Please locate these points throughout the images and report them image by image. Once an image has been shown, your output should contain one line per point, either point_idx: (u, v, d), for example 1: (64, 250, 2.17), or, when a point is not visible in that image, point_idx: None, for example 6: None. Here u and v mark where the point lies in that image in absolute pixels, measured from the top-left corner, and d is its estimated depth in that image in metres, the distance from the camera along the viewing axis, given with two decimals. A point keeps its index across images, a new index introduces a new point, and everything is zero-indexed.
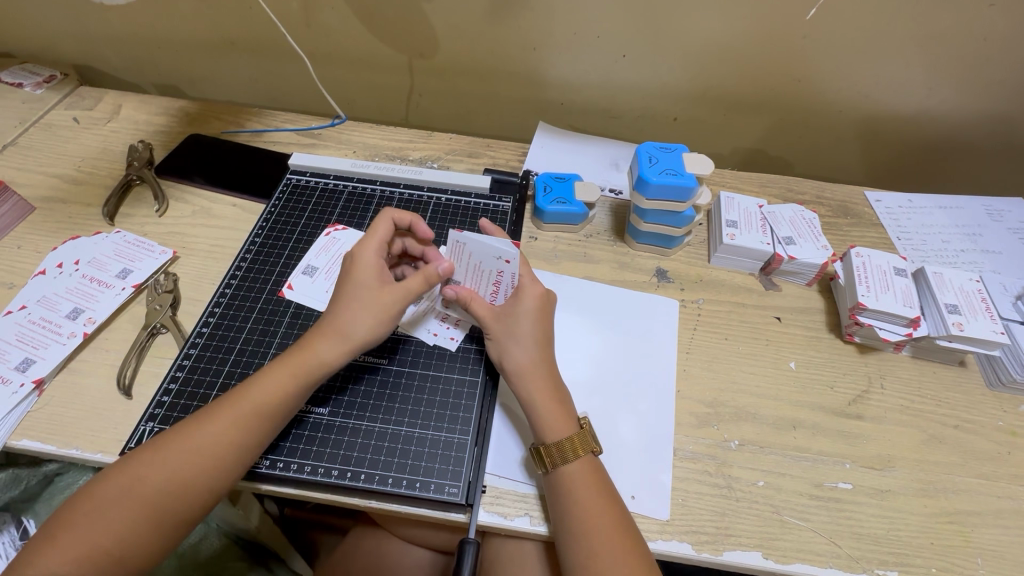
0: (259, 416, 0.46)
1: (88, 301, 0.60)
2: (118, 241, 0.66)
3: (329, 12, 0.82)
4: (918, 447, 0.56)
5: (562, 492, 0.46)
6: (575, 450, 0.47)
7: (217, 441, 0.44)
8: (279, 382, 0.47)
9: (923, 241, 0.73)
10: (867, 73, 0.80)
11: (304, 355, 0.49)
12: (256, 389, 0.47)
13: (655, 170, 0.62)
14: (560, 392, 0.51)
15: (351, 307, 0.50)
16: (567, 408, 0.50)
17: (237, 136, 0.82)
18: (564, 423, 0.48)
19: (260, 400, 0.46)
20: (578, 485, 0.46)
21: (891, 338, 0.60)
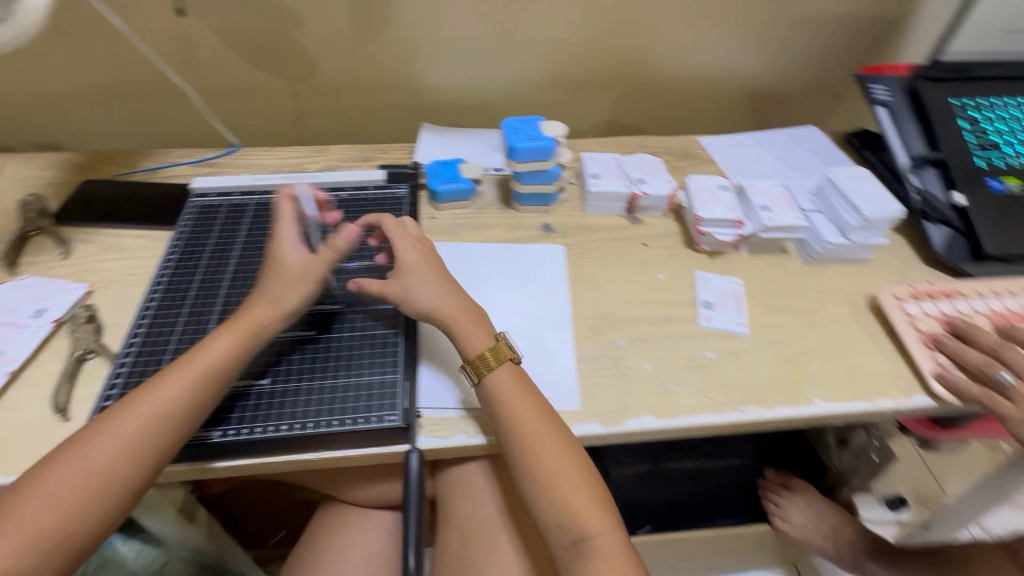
0: (208, 379, 0.51)
1: (5, 343, 0.61)
2: (26, 286, 0.67)
3: (206, 49, 0.88)
4: (760, 315, 0.71)
5: (491, 395, 0.55)
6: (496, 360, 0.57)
7: (111, 450, 0.46)
8: (168, 386, 0.50)
9: (746, 167, 0.91)
10: (679, 45, 0.98)
11: (244, 325, 0.54)
12: (148, 400, 0.49)
13: (520, 138, 0.74)
14: (477, 317, 0.60)
15: (277, 280, 0.56)
16: (483, 324, 0.59)
17: (132, 177, 0.85)
18: (484, 338, 0.58)
19: (209, 365, 0.52)
20: (501, 386, 0.55)
21: (726, 238, 0.75)
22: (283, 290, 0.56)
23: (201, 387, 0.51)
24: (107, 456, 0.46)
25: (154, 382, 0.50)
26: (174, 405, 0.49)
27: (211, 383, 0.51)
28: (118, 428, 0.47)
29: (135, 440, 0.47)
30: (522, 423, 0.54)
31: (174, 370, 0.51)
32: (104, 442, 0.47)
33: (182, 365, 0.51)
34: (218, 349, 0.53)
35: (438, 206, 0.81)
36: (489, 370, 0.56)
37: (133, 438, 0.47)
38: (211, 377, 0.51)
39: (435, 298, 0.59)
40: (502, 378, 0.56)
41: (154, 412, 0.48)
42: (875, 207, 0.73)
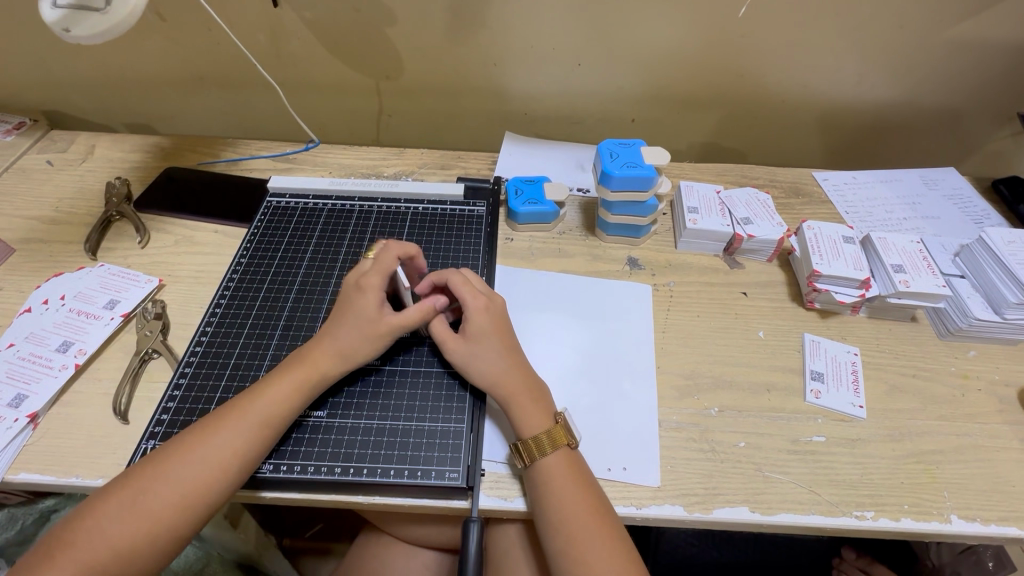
0: (266, 431, 0.48)
1: (77, 334, 0.61)
2: (103, 274, 0.67)
3: (295, 42, 0.86)
4: (881, 397, 0.60)
5: (540, 483, 0.49)
6: (553, 443, 0.50)
7: (165, 504, 0.44)
8: (222, 435, 0.47)
9: (869, 213, 0.79)
10: (801, 65, 0.87)
11: (309, 370, 0.51)
12: (202, 450, 0.46)
13: (617, 163, 0.66)
14: (536, 392, 0.53)
15: (351, 329, 0.53)
16: (543, 405, 0.52)
17: (213, 167, 0.84)
18: (541, 419, 0.51)
19: (268, 415, 0.48)
20: (554, 476, 0.49)
21: (846, 300, 0.65)
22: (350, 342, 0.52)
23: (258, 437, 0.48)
24: (162, 502, 0.44)
25: (207, 429, 0.47)
26: (228, 458, 0.46)
27: (268, 434, 0.48)
28: (174, 473, 0.45)
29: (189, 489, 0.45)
30: (571, 520, 0.47)
31: (228, 416, 0.48)
32: (160, 485, 0.44)
33: (238, 414, 0.48)
34: (278, 396, 0.49)
35: (515, 227, 0.75)
36: (541, 455, 0.49)
37: (187, 485, 0.45)
38: (270, 428, 0.48)
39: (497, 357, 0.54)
40: (553, 466, 0.49)
41: (209, 464, 0.46)
42: None
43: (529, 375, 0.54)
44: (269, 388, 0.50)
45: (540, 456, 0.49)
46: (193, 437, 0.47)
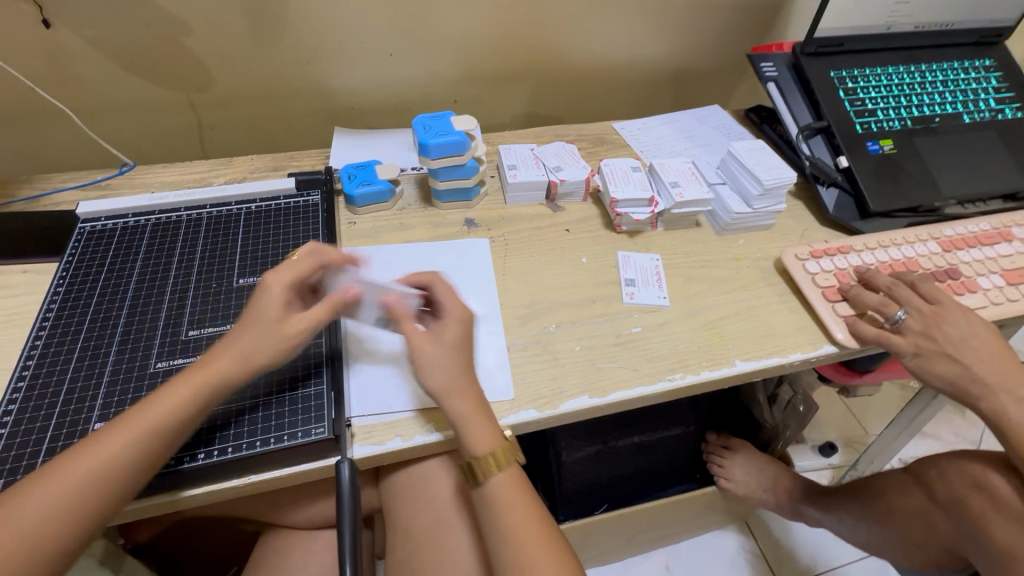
0: (156, 438, 0.47)
1: None
2: None
3: (81, 63, 0.81)
4: (679, 287, 0.74)
5: (490, 496, 0.55)
6: (499, 462, 0.54)
7: (42, 513, 0.42)
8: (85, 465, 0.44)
9: (658, 148, 0.95)
10: (583, 34, 1.01)
11: (207, 372, 0.50)
12: (85, 456, 0.45)
13: (431, 134, 0.73)
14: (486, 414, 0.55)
15: (259, 331, 0.52)
16: (493, 426, 0.55)
17: (9, 207, 0.77)
18: (489, 438, 0.54)
19: (162, 418, 0.47)
20: (501, 492, 0.54)
21: (642, 217, 0.78)
22: (263, 345, 0.51)
23: (149, 442, 0.46)
24: (36, 513, 0.42)
25: (92, 435, 0.46)
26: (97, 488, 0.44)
27: (161, 437, 0.47)
28: (54, 479, 0.44)
29: (68, 496, 0.43)
30: (514, 524, 0.53)
31: (118, 420, 0.47)
32: (37, 496, 0.43)
33: (97, 445, 0.45)
34: (176, 398, 0.48)
35: (356, 210, 0.79)
36: (490, 474, 0.54)
37: (67, 493, 0.43)
38: (166, 430, 0.47)
39: (445, 367, 0.55)
40: (501, 484, 0.55)
41: (91, 470, 0.44)
42: (773, 175, 0.77)
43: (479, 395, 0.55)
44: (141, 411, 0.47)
45: (490, 475, 0.54)
46: (81, 444, 0.46)
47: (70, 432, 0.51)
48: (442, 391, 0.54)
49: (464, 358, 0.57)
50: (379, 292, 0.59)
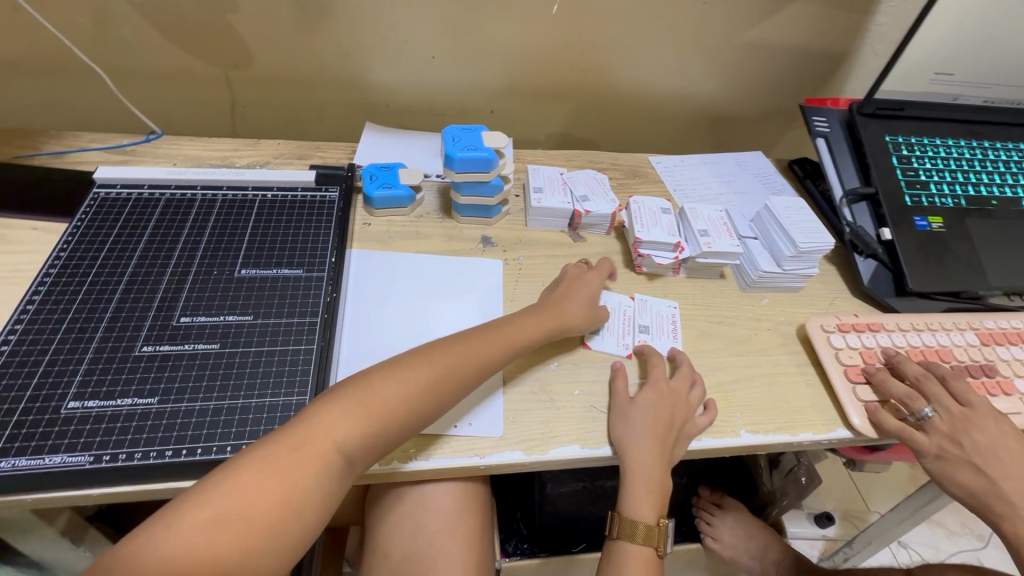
0: (404, 414, 0.51)
1: None
2: None
3: (125, 27, 0.81)
4: (693, 342, 0.70)
5: (618, 553, 0.61)
6: (653, 538, 0.61)
7: (320, 454, 0.46)
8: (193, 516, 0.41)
9: (691, 189, 0.91)
10: (631, 62, 0.98)
11: (442, 363, 0.54)
12: (353, 409, 0.49)
13: (459, 147, 0.71)
14: (655, 487, 0.60)
15: (483, 344, 0.58)
16: (658, 501, 0.61)
17: (33, 160, 0.77)
18: (648, 512, 0.61)
19: (410, 392, 0.51)
20: (629, 558, 0.60)
21: (664, 261, 0.74)
22: (480, 349, 0.58)
23: (408, 412, 0.51)
24: (320, 453, 0.46)
25: (363, 391, 0.50)
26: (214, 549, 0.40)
27: (407, 412, 0.51)
28: (333, 423, 0.47)
29: (335, 444, 0.47)
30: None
31: (367, 385, 0.51)
32: (323, 433, 0.47)
33: (289, 456, 0.45)
34: (416, 380, 0.52)
35: (372, 212, 0.77)
36: (630, 539, 0.61)
37: (336, 440, 0.47)
38: (411, 408, 0.51)
39: (642, 429, 0.59)
40: (634, 553, 0.61)
41: (360, 424, 0.48)
42: (810, 238, 0.73)
43: (661, 459, 0.59)
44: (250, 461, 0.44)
45: (629, 539, 0.61)
46: (357, 390, 0.50)
47: (42, 408, 0.49)
48: (632, 448, 0.58)
49: (660, 429, 0.59)
50: (623, 336, 0.69)
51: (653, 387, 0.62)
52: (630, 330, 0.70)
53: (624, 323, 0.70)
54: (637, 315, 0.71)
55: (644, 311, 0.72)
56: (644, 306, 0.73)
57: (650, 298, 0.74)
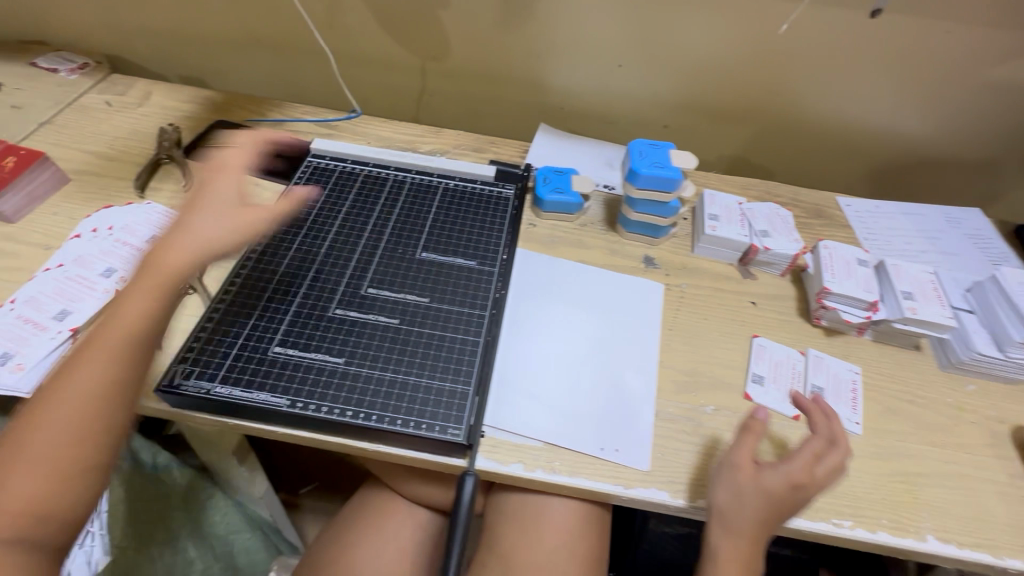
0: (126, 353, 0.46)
1: (122, 262, 0.66)
2: (150, 212, 0.72)
3: (350, 14, 0.89)
4: (875, 417, 0.62)
5: None
6: None
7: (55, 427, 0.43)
8: (59, 431, 0.42)
9: (887, 241, 0.81)
10: (837, 90, 0.88)
11: (156, 277, 0.48)
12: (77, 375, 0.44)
13: (646, 162, 0.69)
14: (749, 566, 0.54)
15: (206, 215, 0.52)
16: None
17: (259, 124, 0.88)
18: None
19: (161, 290, 0.48)
20: None
21: (852, 319, 0.67)
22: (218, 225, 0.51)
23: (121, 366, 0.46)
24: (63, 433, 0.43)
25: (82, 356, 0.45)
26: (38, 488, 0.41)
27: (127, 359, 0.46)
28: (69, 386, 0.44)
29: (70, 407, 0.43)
30: None
31: (96, 340, 0.46)
32: (56, 405, 0.43)
33: (36, 436, 0.42)
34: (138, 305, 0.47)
35: (540, 213, 0.78)
36: None
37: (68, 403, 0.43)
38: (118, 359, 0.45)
39: (761, 500, 0.52)
40: None
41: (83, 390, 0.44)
42: None
43: (754, 544, 0.54)
44: (60, 389, 0.44)
45: None
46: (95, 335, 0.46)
47: (255, 347, 0.55)
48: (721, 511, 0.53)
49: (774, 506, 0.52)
50: (788, 389, 0.63)
51: (779, 472, 0.53)
52: (802, 387, 0.63)
53: (797, 382, 0.64)
54: (809, 372, 0.64)
55: (824, 373, 0.64)
56: (823, 367, 0.65)
57: (829, 357, 0.66)
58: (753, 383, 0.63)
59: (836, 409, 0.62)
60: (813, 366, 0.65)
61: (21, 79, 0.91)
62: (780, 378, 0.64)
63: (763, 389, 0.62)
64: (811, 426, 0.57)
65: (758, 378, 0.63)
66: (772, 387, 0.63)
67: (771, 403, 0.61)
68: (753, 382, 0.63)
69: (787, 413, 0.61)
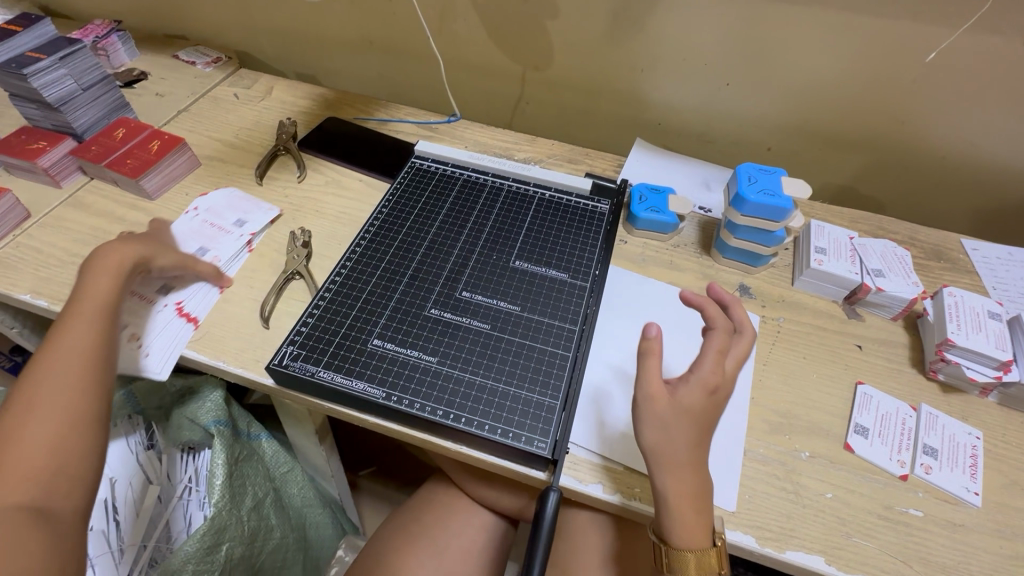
0: (89, 359, 0.53)
1: (212, 242, 0.71)
2: (234, 198, 0.78)
3: (460, 22, 0.92)
4: (998, 490, 0.56)
5: None
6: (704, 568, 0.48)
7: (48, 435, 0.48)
8: (63, 381, 0.51)
9: (1021, 293, 0.73)
10: (973, 124, 0.80)
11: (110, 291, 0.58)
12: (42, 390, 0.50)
13: (754, 188, 0.66)
14: (700, 503, 0.49)
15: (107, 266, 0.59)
16: (702, 517, 0.48)
17: (366, 123, 0.93)
18: (699, 535, 0.48)
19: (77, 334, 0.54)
20: None
21: (979, 377, 0.60)
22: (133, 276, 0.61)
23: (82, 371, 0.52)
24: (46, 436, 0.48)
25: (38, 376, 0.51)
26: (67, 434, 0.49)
27: (92, 362, 0.53)
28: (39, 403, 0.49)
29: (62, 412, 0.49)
30: None
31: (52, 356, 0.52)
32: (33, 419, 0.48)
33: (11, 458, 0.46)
34: (78, 332, 0.54)
35: (632, 231, 0.77)
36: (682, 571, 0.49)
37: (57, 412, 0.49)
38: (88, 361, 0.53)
39: (649, 420, 0.50)
40: None
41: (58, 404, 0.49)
42: None
43: (701, 480, 0.49)
44: (63, 342, 0.53)
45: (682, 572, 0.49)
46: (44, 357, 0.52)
47: (355, 338, 0.58)
48: (659, 445, 0.49)
49: (703, 429, 0.50)
50: (896, 446, 0.58)
51: (686, 386, 0.50)
52: (912, 445, 0.58)
53: (904, 440, 0.58)
54: (920, 431, 0.59)
55: (937, 433, 0.59)
56: (937, 428, 0.59)
57: (945, 415, 0.60)
58: (858, 436, 0.58)
59: (952, 474, 0.56)
60: (924, 427, 0.59)
61: (165, 69, 1.01)
62: (884, 434, 0.59)
63: (866, 443, 0.58)
64: (707, 321, 0.54)
65: (862, 431, 0.59)
66: (877, 443, 0.58)
67: (875, 459, 0.57)
68: (859, 437, 0.58)
69: (894, 472, 0.56)
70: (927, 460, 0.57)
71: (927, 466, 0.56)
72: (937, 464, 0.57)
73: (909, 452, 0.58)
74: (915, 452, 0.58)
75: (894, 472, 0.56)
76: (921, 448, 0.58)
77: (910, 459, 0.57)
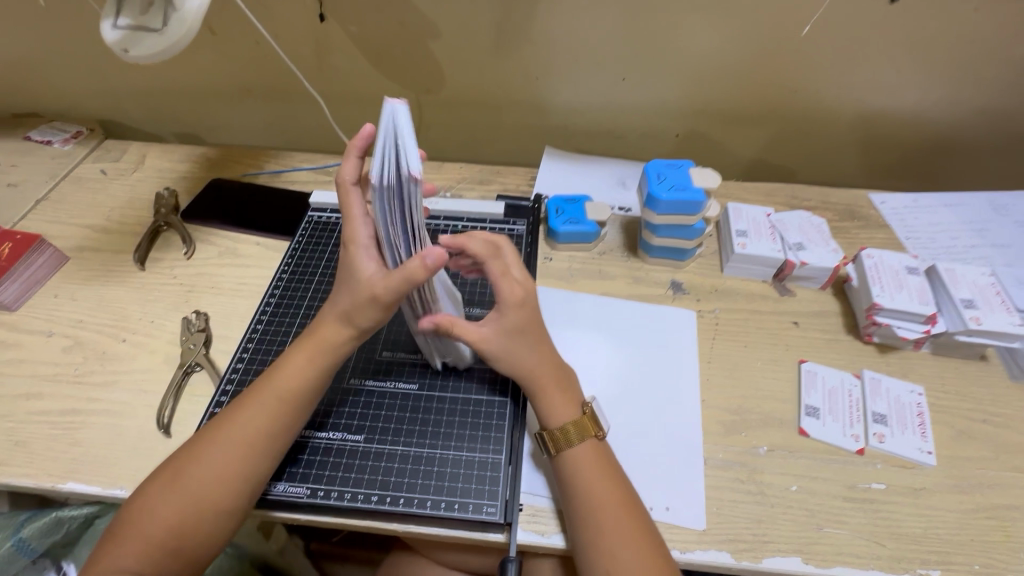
0: (226, 490, 0.45)
1: None
2: None
3: (339, 55, 0.86)
4: (948, 443, 0.56)
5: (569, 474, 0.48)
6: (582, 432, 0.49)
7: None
8: (162, 512, 0.44)
9: (932, 239, 0.75)
10: (859, 82, 0.83)
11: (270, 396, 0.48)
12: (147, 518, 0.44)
13: (664, 186, 0.64)
14: (564, 381, 0.51)
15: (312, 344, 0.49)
16: (570, 394, 0.51)
17: (256, 178, 0.86)
18: (568, 409, 0.50)
19: (249, 432, 0.46)
20: (581, 466, 0.47)
21: (909, 336, 0.61)
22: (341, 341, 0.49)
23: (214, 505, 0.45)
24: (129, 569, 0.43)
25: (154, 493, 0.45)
26: (178, 539, 0.44)
27: (221, 492, 0.45)
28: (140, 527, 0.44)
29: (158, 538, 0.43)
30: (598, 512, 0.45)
31: (196, 490, 0.45)
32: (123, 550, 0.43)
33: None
34: (212, 466, 0.45)
35: (555, 246, 0.74)
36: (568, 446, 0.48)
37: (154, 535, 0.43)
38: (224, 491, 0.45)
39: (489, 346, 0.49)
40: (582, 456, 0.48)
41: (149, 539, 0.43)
42: None
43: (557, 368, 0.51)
44: (186, 472, 0.45)
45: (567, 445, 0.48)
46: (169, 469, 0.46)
47: None
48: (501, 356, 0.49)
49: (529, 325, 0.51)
50: (846, 419, 0.57)
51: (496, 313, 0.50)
52: (862, 415, 0.58)
53: (853, 412, 0.58)
54: (866, 399, 0.59)
55: (883, 398, 0.59)
56: (881, 394, 0.59)
57: (884, 376, 0.61)
58: (812, 419, 0.57)
59: (906, 438, 0.56)
60: (868, 395, 0.59)
61: (16, 154, 0.89)
62: (833, 409, 0.58)
63: (820, 424, 0.57)
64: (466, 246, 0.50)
65: (814, 412, 0.58)
66: (830, 421, 0.57)
67: (831, 439, 0.56)
68: (813, 419, 0.57)
69: (850, 449, 0.55)
70: (880, 429, 0.57)
71: (880, 434, 0.56)
72: (888, 430, 0.56)
73: (859, 422, 0.57)
74: (864, 421, 0.57)
75: (851, 448, 0.55)
76: (871, 416, 0.58)
77: (863, 431, 0.57)
